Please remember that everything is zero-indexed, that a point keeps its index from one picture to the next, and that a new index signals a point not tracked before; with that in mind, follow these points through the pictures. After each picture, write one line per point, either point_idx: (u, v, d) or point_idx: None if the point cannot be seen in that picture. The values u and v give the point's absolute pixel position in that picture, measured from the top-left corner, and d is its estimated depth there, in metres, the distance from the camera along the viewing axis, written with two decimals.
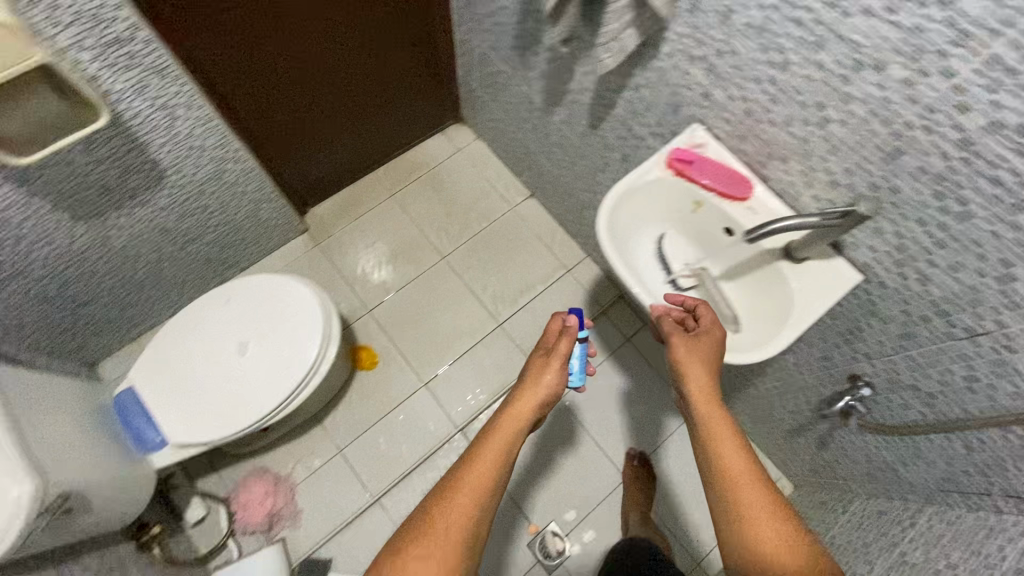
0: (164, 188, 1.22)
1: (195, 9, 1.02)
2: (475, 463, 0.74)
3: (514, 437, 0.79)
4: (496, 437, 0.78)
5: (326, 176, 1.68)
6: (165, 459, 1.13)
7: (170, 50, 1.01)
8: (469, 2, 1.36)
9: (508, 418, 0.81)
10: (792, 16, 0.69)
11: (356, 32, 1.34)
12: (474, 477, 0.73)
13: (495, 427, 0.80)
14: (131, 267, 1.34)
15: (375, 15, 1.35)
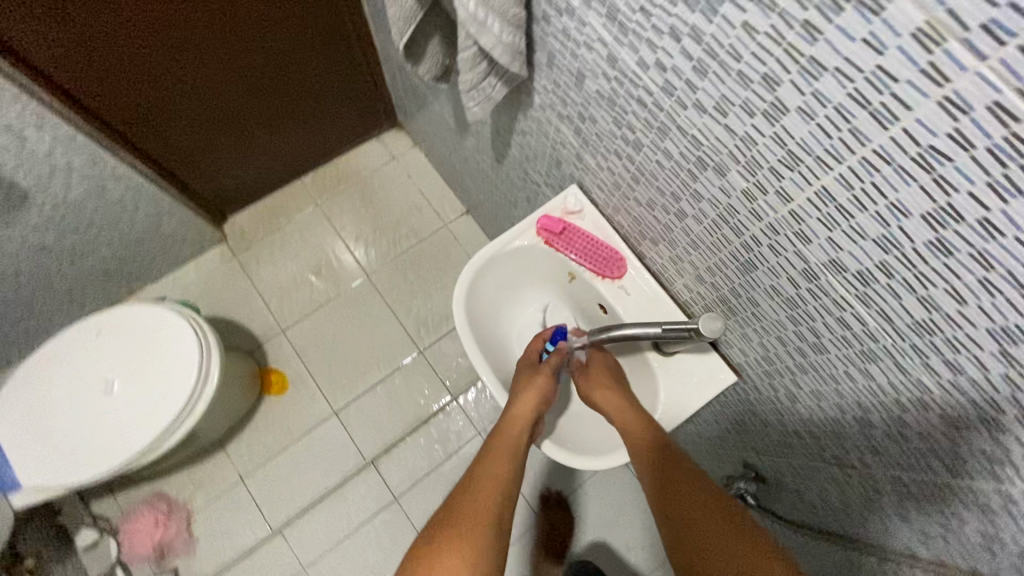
0: (31, 208, 1.14)
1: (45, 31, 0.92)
2: (470, 504, 0.65)
3: (504, 471, 0.69)
4: (486, 480, 0.68)
5: (243, 185, 1.59)
6: (22, 499, 1.08)
7: (12, 70, 0.94)
8: (378, 10, 1.23)
9: (497, 455, 0.72)
10: (634, 95, 0.57)
11: (258, 47, 1.22)
12: (460, 526, 0.62)
13: (471, 480, 0.68)
14: (12, 285, 1.27)
15: (281, 31, 1.23)
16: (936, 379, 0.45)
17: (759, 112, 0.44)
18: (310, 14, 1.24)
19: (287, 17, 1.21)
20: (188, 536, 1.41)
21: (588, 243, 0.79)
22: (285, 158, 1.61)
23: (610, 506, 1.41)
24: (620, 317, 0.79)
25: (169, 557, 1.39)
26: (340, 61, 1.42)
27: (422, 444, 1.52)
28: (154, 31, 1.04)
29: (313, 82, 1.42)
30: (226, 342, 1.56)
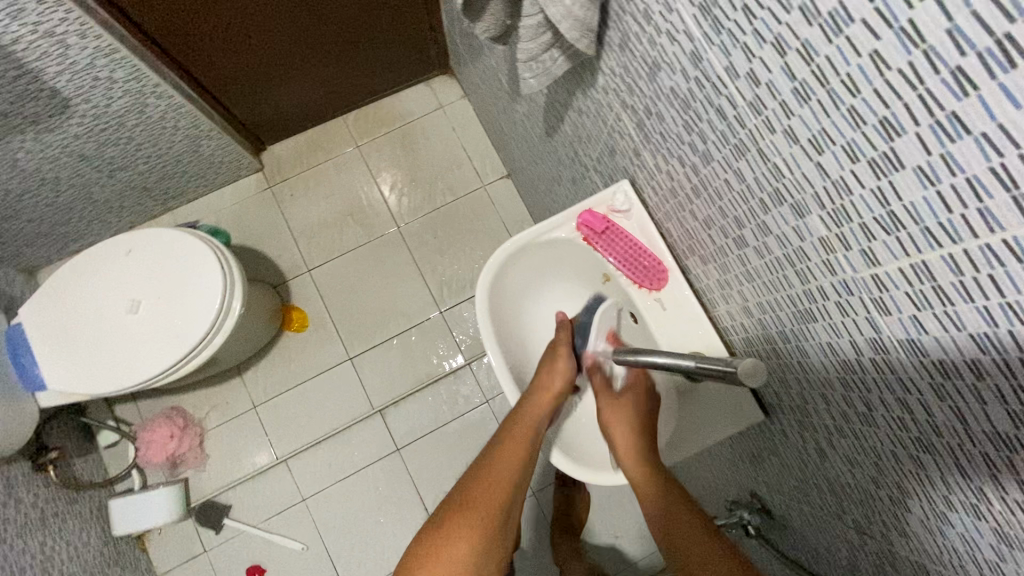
0: (72, 116, 1.13)
1: None
2: (476, 502, 0.69)
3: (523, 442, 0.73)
4: (496, 476, 0.71)
5: (285, 116, 1.55)
6: (48, 399, 1.14)
7: None
8: None
9: (509, 446, 0.73)
10: (713, 102, 0.50)
11: None
12: (464, 527, 0.67)
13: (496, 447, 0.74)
14: (52, 190, 1.29)
15: None
16: (1001, 494, 0.40)
17: (865, 159, 0.37)
18: None
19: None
20: (199, 452, 1.49)
21: (630, 247, 0.74)
22: (330, 94, 1.55)
23: (605, 494, 1.42)
24: (650, 331, 0.74)
25: (181, 468, 1.47)
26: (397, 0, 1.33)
27: (430, 403, 1.53)
28: None
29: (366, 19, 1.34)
30: (253, 273, 1.57)
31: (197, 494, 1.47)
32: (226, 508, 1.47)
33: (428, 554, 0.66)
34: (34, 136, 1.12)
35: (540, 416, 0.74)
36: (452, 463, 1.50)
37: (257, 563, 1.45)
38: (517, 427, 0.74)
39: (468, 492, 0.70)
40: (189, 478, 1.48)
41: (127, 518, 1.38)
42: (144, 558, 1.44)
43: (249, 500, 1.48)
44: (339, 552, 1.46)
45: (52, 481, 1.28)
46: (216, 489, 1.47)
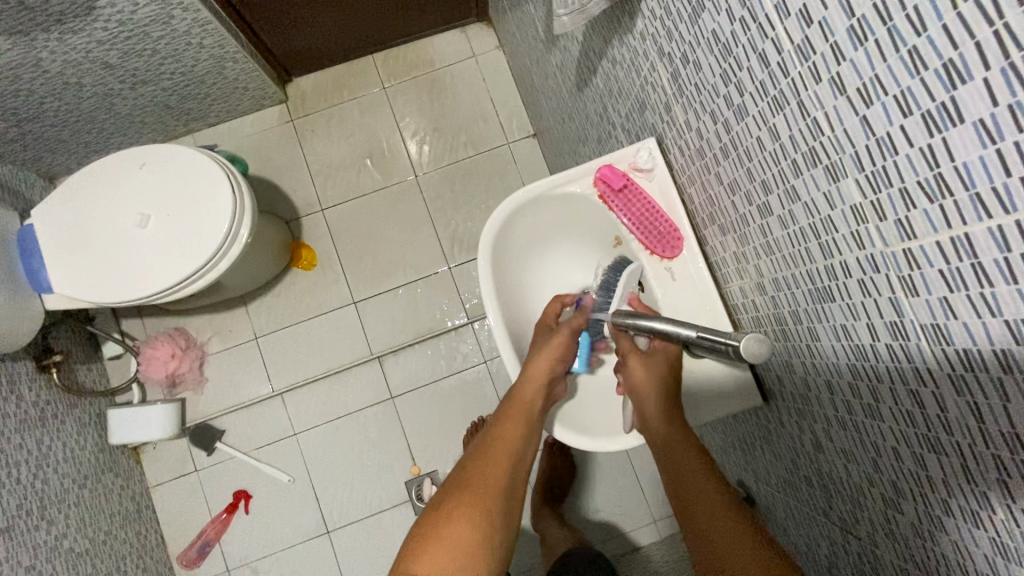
0: (97, 19, 1.10)
1: None
2: (481, 472, 0.67)
3: (528, 410, 0.73)
4: (499, 447, 0.70)
5: (313, 47, 1.51)
6: (55, 302, 1.15)
7: None
8: None
9: (511, 418, 0.72)
10: (757, 47, 0.45)
11: None
12: (467, 496, 0.65)
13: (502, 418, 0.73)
14: (74, 95, 1.27)
15: None
16: (1009, 503, 0.37)
17: (919, 113, 0.32)
18: None
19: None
20: (199, 375, 1.51)
21: (646, 210, 0.70)
22: (360, 29, 1.50)
23: (591, 467, 1.42)
24: (656, 300, 0.70)
25: (179, 389, 1.50)
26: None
27: (428, 356, 1.53)
28: None
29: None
30: (267, 205, 1.56)
31: (193, 415, 1.50)
32: (220, 432, 1.50)
33: (434, 520, 0.64)
34: (56, 36, 1.10)
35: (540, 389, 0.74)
36: (444, 418, 1.51)
37: (244, 489, 1.49)
38: (518, 402, 0.73)
39: (473, 464, 0.69)
40: (187, 398, 1.51)
41: (125, 429, 1.41)
42: (138, 470, 1.49)
43: (244, 427, 1.51)
44: (325, 489, 1.49)
45: (53, 383, 1.31)
46: (212, 414, 1.50)
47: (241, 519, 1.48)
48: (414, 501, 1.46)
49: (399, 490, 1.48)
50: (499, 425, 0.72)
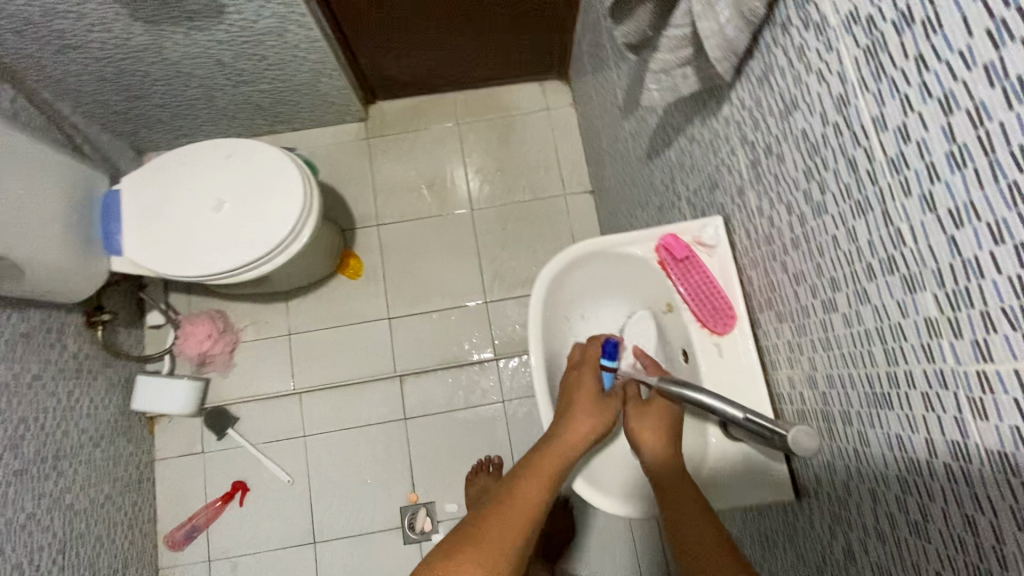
0: (222, 23, 1.22)
1: None
2: (493, 532, 0.64)
3: (555, 473, 0.71)
4: (515, 511, 0.67)
5: (402, 77, 1.62)
6: (121, 265, 1.22)
7: None
8: None
9: (534, 482, 0.69)
10: (848, 152, 0.47)
11: None
12: (479, 552, 0.62)
13: (526, 475, 0.70)
14: (183, 83, 1.39)
15: None
16: None
17: (1011, 243, 0.33)
18: None
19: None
20: (228, 358, 1.55)
21: (703, 284, 0.71)
22: (448, 69, 1.61)
23: (590, 532, 1.37)
24: (699, 373, 0.70)
25: (207, 368, 1.54)
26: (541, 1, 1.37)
27: (448, 384, 1.53)
28: None
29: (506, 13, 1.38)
30: (327, 211, 1.64)
31: (212, 397, 1.53)
32: (234, 420, 1.52)
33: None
34: (183, 31, 1.22)
35: (572, 452, 0.72)
36: (451, 449, 1.50)
37: (243, 481, 1.49)
38: (546, 455, 0.72)
39: (483, 520, 0.66)
40: (211, 379, 1.55)
41: (148, 398, 1.45)
42: (148, 440, 1.52)
43: (256, 419, 1.53)
44: (319, 497, 1.48)
45: (95, 340, 1.37)
46: (230, 400, 1.53)
47: (233, 511, 1.48)
48: (405, 528, 1.44)
49: (393, 515, 1.46)
50: (518, 479, 0.70)
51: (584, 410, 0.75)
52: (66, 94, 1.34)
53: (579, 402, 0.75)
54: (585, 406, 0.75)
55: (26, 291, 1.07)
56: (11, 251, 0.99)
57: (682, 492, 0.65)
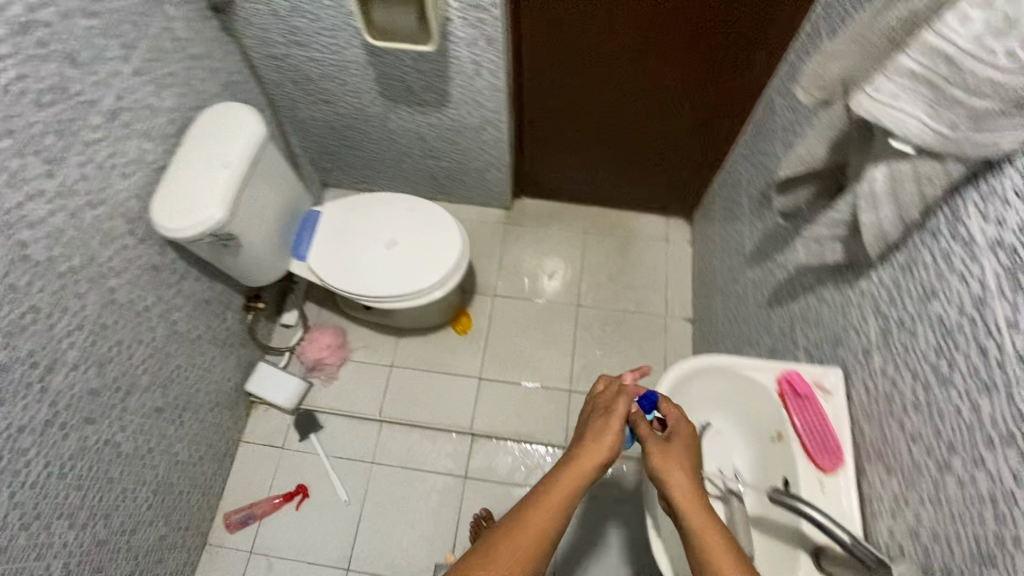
0: (439, 113, 1.54)
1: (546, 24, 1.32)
2: (506, 555, 0.70)
3: (562, 500, 0.76)
4: (521, 536, 0.72)
5: (552, 183, 1.89)
6: (297, 268, 1.47)
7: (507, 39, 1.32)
8: (754, 136, 1.38)
9: (540, 510, 0.74)
10: (979, 341, 0.59)
11: (645, 104, 1.50)
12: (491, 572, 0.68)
13: (534, 503, 0.75)
14: (387, 145, 1.73)
15: (670, 103, 1.48)
16: None
17: None
18: (699, 105, 1.47)
19: (688, 99, 1.45)
20: (335, 371, 1.73)
21: (818, 422, 0.79)
22: (592, 186, 1.87)
23: None
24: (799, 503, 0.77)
25: (314, 375, 1.72)
26: (695, 151, 1.63)
27: (515, 457, 1.61)
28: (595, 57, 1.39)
29: (658, 152, 1.67)
30: None
31: (308, 400, 1.70)
32: (318, 427, 1.66)
33: None
34: (409, 112, 1.55)
35: (582, 479, 0.78)
36: None
37: (305, 485, 1.59)
38: (558, 483, 0.77)
39: (496, 546, 0.71)
40: (312, 385, 1.72)
41: (261, 384, 1.64)
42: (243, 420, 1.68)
43: (337, 432, 1.66)
44: (367, 525, 1.54)
45: (244, 322, 1.60)
46: (322, 407, 1.69)
47: (287, 511, 1.57)
48: None
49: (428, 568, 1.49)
50: (524, 509, 0.75)
51: (594, 444, 0.81)
52: (302, 130, 1.71)
53: (595, 435, 0.83)
54: (602, 428, 0.83)
55: (233, 269, 1.33)
56: (242, 235, 1.25)
57: (704, 515, 0.71)
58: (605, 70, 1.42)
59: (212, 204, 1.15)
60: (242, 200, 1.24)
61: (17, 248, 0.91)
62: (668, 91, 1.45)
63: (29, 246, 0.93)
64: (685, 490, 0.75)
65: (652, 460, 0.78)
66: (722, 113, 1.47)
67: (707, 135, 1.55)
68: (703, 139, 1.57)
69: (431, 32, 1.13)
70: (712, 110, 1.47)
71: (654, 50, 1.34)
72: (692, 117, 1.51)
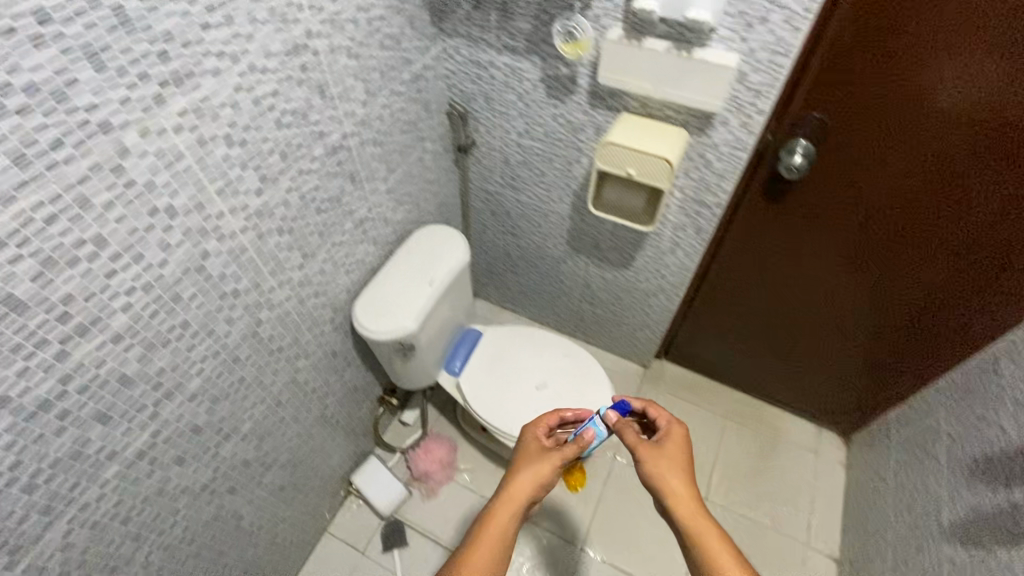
0: (617, 271, 1.57)
1: (752, 238, 1.33)
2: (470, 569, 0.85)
3: (523, 497, 0.95)
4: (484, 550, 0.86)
5: (700, 358, 1.83)
6: (445, 381, 1.50)
7: (708, 242, 1.34)
8: (966, 392, 1.24)
9: (497, 521, 0.90)
10: None
11: (834, 322, 1.44)
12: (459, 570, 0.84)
13: (495, 510, 0.92)
14: (551, 282, 1.79)
15: (862, 331, 1.41)
16: None
17: None
18: (895, 343, 1.38)
19: (872, 339, 1.41)
20: (436, 488, 1.68)
21: None
22: (744, 373, 1.78)
23: None
24: None
25: (415, 485, 1.68)
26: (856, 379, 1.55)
27: None
28: (793, 272, 1.37)
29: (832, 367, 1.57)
30: None
31: (402, 509, 1.65)
32: (404, 543, 1.59)
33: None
34: (588, 263, 1.61)
35: (525, 475, 0.98)
36: None
37: None
38: (505, 496, 0.94)
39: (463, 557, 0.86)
40: (411, 495, 1.67)
41: (366, 479, 1.62)
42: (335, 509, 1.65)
43: (421, 555, 1.57)
44: None
45: (373, 414, 1.62)
46: (413, 522, 1.62)
47: None
48: None
49: None
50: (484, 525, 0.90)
51: (536, 457, 1.01)
52: (480, 249, 1.84)
53: (538, 451, 1.03)
54: (546, 455, 1.01)
55: (394, 373, 1.36)
56: (419, 347, 1.30)
57: (710, 527, 0.86)
58: (793, 290, 1.42)
59: (409, 314, 1.22)
60: (432, 315, 1.30)
61: (251, 325, 0.99)
62: (849, 324, 1.42)
63: (260, 324, 1.01)
64: (682, 490, 0.92)
65: (645, 467, 0.97)
66: (907, 362, 1.39)
67: (897, 369, 1.44)
68: (891, 371, 1.46)
69: (653, 218, 1.19)
70: (892, 358, 1.41)
71: (846, 290, 1.33)
72: (865, 353, 1.47)
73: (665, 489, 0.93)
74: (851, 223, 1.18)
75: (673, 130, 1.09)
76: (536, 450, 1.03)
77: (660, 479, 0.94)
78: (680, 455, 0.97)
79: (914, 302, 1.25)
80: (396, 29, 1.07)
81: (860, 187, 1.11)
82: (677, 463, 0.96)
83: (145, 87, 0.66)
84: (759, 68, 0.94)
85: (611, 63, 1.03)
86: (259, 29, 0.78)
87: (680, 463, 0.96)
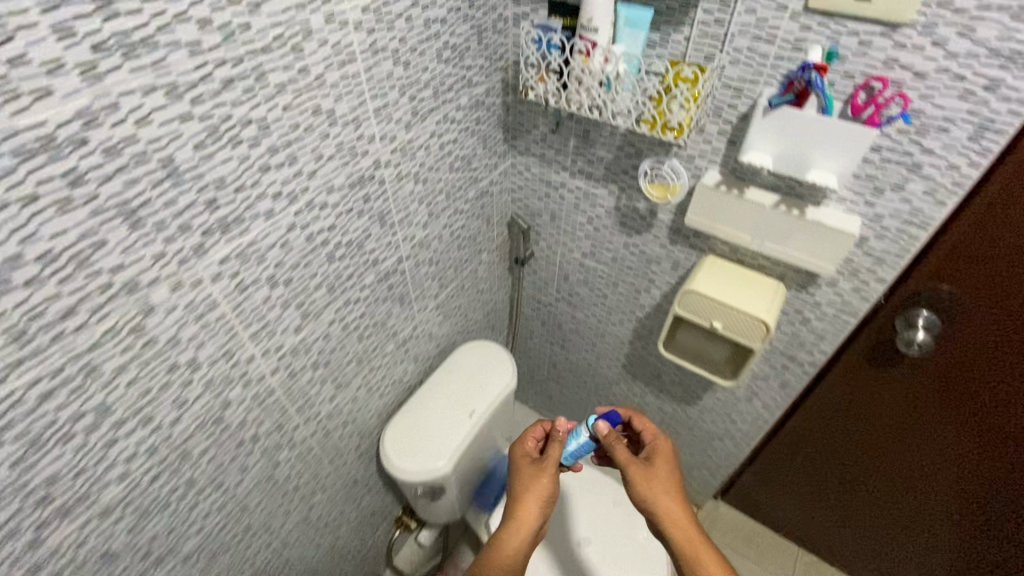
0: (676, 406, 1.40)
1: (840, 411, 1.16)
2: None
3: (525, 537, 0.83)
4: None
5: (761, 508, 1.61)
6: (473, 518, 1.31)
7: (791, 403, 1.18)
8: None
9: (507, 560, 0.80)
10: None
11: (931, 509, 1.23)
12: None
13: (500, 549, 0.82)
14: (597, 402, 1.62)
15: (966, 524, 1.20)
16: None
17: None
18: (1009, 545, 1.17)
19: (969, 536, 1.22)
20: None
21: None
22: (814, 532, 1.54)
23: None
24: None
25: None
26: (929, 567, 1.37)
27: None
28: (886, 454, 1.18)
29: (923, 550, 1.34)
30: None
31: None
32: None
33: None
34: (645, 391, 1.44)
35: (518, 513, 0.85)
36: None
37: None
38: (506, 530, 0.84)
39: None
40: None
41: None
42: None
43: None
44: None
45: (388, 537, 1.45)
46: None
47: None
48: None
49: None
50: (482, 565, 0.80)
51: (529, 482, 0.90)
52: (523, 356, 1.70)
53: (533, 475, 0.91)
54: (536, 472, 0.91)
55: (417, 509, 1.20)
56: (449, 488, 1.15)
57: (707, 548, 0.76)
58: (872, 471, 1.25)
59: (442, 454, 1.08)
60: (468, 454, 1.15)
61: (267, 468, 0.86)
62: (951, 515, 1.21)
63: (278, 466, 0.88)
64: (673, 513, 0.80)
65: (633, 488, 0.83)
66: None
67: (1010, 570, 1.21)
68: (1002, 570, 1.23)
69: (739, 374, 1.02)
70: (991, 561, 1.23)
71: (949, 483, 1.14)
72: (966, 546, 1.25)
73: (652, 500, 0.82)
74: (954, 430, 1.03)
75: (767, 285, 0.95)
76: (526, 467, 0.94)
77: (648, 499, 0.81)
78: (668, 465, 0.86)
79: (1013, 517, 1.10)
80: (468, 150, 1.00)
81: (969, 403, 0.97)
82: (668, 477, 0.84)
83: (185, 237, 0.57)
84: (883, 235, 0.81)
85: (703, 208, 0.91)
86: (325, 165, 0.70)
87: (667, 481, 0.83)
